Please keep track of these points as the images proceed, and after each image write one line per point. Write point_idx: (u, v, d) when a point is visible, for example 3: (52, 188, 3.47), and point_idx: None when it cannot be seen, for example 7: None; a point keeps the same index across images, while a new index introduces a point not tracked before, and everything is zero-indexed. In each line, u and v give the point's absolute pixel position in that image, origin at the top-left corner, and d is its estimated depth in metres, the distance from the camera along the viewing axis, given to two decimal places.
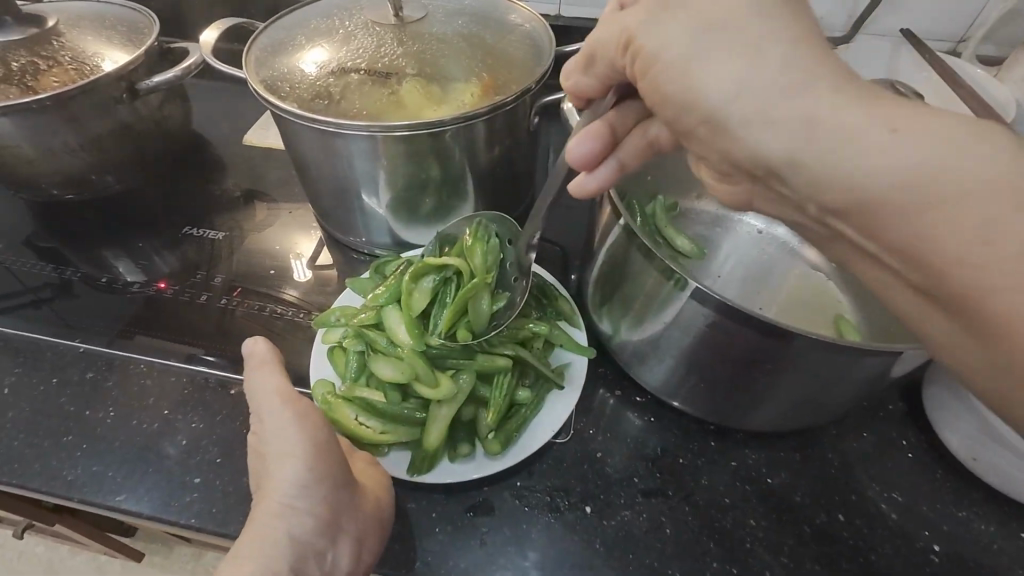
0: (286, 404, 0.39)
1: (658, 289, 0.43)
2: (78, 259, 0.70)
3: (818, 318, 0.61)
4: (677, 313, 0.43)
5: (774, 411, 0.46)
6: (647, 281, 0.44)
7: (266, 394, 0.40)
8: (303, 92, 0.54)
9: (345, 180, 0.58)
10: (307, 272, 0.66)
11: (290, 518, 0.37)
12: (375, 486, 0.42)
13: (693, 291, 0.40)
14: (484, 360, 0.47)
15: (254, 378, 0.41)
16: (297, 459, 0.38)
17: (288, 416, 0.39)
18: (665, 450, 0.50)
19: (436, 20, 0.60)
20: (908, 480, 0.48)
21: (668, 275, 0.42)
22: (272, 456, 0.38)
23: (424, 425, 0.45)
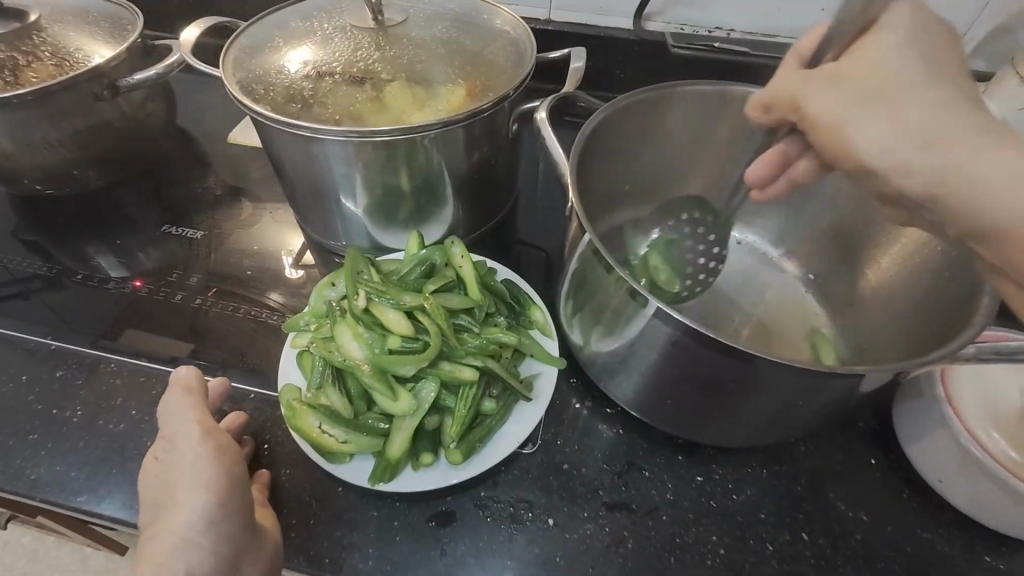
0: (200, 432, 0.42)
1: (622, 306, 0.43)
2: (56, 255, 0.69)
3: (795, 332, 0.61)
4: (642, 330, 0.43)
5: (740, 427, 0.46)
6: (613, 297, 0.44)
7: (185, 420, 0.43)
8: (278, 95, 0.54)
9: (320, 183, 0.57)
10: (295, 270, 0.66)
11: (188, 553, 0.37)
12: (272, 531, 0.43)
13: (656, 310, 0.40)
14: (449, 368, 0.46)
15: (177, 411, 0.44)
16: (206, 486, 0.39)
17: (199, 445, 0.41)
18: (632, 463, 0.50)
19: (416, 24, 0.59)
20: (875, 499, 0.48)
21: (631, 293, 0.41)
22: (180, 488, 0.39)
23: (387, 436, 0.44)
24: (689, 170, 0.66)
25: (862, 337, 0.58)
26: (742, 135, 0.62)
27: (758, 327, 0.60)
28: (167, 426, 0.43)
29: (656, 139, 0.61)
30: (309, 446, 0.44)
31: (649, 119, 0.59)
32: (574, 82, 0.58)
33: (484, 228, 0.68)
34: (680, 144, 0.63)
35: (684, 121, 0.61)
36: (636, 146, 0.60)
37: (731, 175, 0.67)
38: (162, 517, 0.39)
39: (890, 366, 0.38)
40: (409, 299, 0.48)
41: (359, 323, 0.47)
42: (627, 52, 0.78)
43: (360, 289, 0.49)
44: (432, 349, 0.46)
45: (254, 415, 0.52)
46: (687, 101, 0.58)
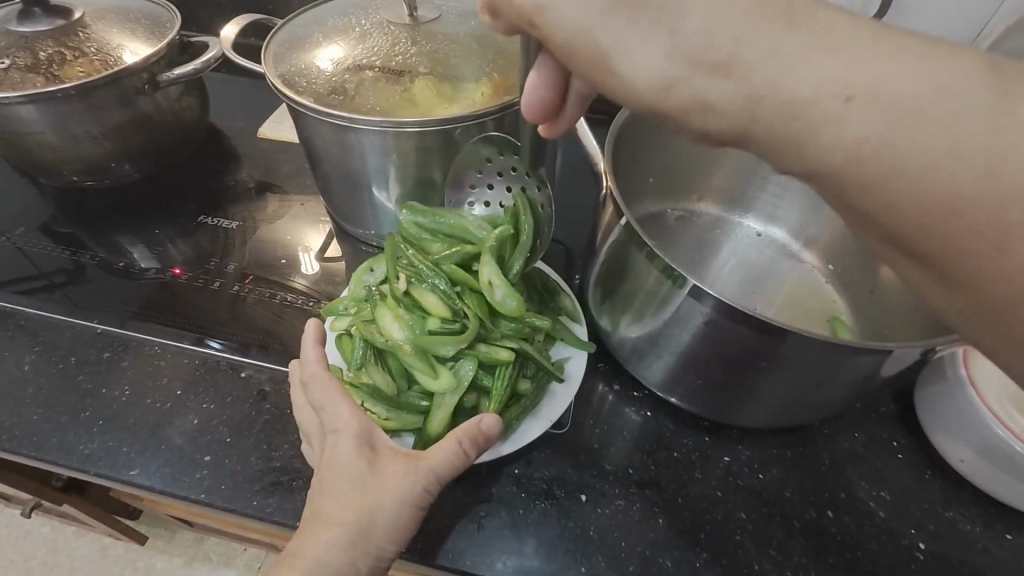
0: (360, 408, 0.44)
1: (657, 287, 0.45)
2: (95, 245, 0.72)
3: (814, 317, 0.63)
4: (674, 310, 0.45)
5: (768, 408, 0.48)
6: (648, 278, 0.45)
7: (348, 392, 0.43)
8: (319, 87, 0.56)
9: (357, 174, 0.60)
10: (315, 264, 0.68)
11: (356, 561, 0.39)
12: None
13: (691, 290, 0.42)
14: (485, 350, 0.47)
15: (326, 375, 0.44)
16: (397, 518, 0.39)
17: (415, 473, 0.40)
18: (661, 443, 0.51)
19: (450, 21, 0.61)
20: (898, 480, 0.49)
21: (666, 273, 0.43)
22: (369, 506, 0.39)
23: (427, 413, 0.46)
24: (709, 164, 0.68)
25: (880, 323, 0.59)
26: None
27: (779, 311, 0.62)
28: (343, 415, 0.42)
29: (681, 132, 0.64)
30: None
31: None
32: None
33: None
34: None
35: None
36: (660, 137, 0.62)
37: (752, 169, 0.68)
38: (341, 517, 0.39)
39: (918, 344, 0.39)
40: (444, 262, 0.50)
41: (399, 306, 0.49)
42: None
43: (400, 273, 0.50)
44: (470, 331, 0.47)
45: None
46: None
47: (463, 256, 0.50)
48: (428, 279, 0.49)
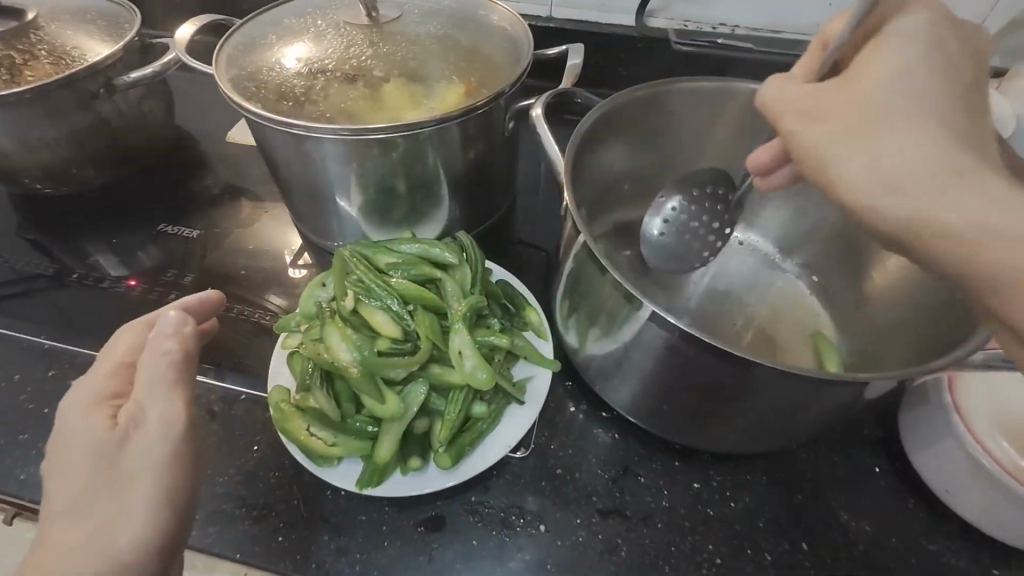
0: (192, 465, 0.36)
1: (616, 307, 0.42)
2: (59, 252, 0.69)
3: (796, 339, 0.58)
4: (635, 332, 0.42)
5: (737, 433, 0.45)
6: (608, 298, 0.43)
7: (168, 388, 0.37)
8: (269, 92, 0.52)
9: (315, 182, 0.57)
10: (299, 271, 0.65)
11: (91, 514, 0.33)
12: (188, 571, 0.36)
13: (650, 313, 0.39)
14: (439, 371, 0.45)
15: (151, 337, 0.39)
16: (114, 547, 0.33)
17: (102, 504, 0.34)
18: (628, 468, 0.48)
19: (411, 21, 0.58)
20: (878, 509, 0.46)
21: (624, 293, 0.41)
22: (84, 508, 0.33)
23: (375, 440, 0.43)
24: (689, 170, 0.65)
25: (868, 341, 0.56)
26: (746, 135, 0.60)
27: (752, 335, 0.58)
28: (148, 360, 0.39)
29: (656, 140, 0.60)
30: (297, 447, 0.44)
31: (650, 118, 0.57)
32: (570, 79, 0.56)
33: (480, 229, 0.67)
34: (682, 142, 0.61)
35: (683, 120, 0.59)
36: (634, 141, 0.59)
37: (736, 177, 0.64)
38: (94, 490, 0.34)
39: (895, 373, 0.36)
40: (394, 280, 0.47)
41: (348, 325, 0.46)
42: (630, 49, 0.77)
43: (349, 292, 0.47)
44: (421, 353, 0.45)
45: (245, 417, 0.51)
46: (693, 99, 0.57)
47: (417, 275, 0.48)
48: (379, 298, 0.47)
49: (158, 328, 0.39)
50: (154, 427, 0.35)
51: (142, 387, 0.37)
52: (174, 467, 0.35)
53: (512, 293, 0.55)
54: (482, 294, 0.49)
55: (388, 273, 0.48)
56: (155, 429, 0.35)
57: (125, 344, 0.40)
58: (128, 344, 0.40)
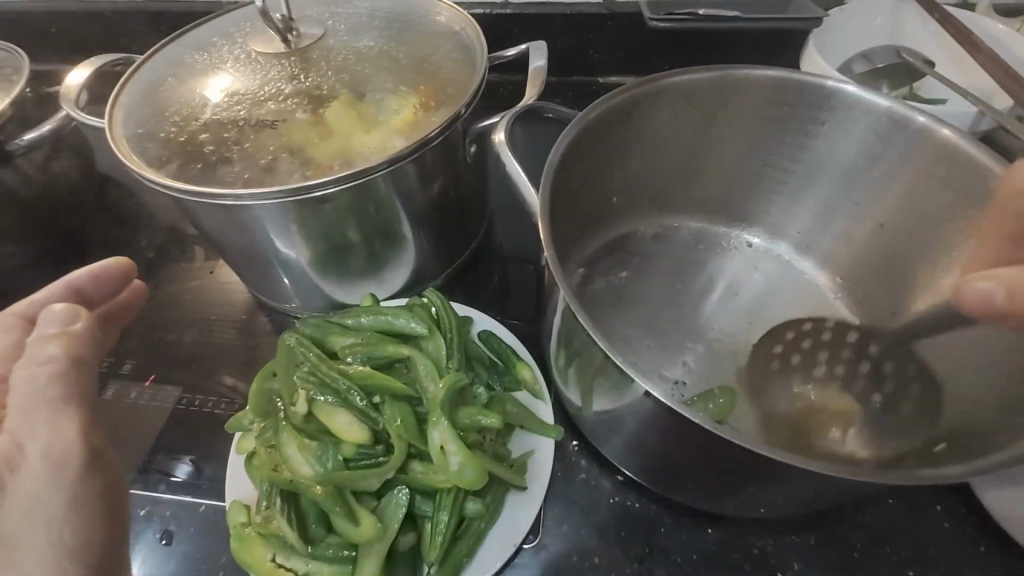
0: (100, 490, 0.36)
1: (610, 375, 0.35)
2: None
3: (816, 377, 0.48)
4: (635, 404, 0.35)
5: (780, 503, 0.38)
6: (598, 365, 0.36)
7: (54, 405, 0.34)
8: (175, 154, 0.43)
9: (252, 246, 0.48)
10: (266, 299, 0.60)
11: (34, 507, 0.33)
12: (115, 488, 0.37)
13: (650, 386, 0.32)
14: (420, 472, 0.38)
15: (34, 339, 0.36)
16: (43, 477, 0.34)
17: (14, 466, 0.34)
18: (655, 546, 0.42)
19: (339, 40, 0.49)
20: (947, 561, 0.40)
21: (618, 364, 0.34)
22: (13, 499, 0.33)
23: (353, 565, 0.36)
24: (686, 173, 0.56)
25: (910, 351, 0.49)
26: (748, 127, 0.52)
27: (754, 374, 0.49)
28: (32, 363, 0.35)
29: (644, 145, 0.52)
30: None
31: (634, 122, 0.49)
32: (537, 86, 0.47)
33: (455, 265, 0.59)
34: (674, 144, 0.53)
35: (673, 119, 0.50)
36: (619, 151, 0.50)
37: (743, 171, 0.55)
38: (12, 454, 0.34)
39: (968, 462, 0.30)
40: (356, 366, 0.40)
41: (305, 430, 0.39)
42: (598, 29, 0.67)
43: (300, 388, 0.40)
44: (396, 456, 0.37)
45: (208, 534, 0.44)
46: (685, 94, 0.49)
47: (381, 356, 0.41)
48: (339, 391, 0.39)
49: (41, 329, 0.36)
50: (35, 459, 0.34)
51: (20, 411, 0.34)
52: (71, 503, 0.34)
53: (499, 348, 0.47)
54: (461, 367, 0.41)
55: (347, 358, 0.40)
56: (40, 459, 0.34)
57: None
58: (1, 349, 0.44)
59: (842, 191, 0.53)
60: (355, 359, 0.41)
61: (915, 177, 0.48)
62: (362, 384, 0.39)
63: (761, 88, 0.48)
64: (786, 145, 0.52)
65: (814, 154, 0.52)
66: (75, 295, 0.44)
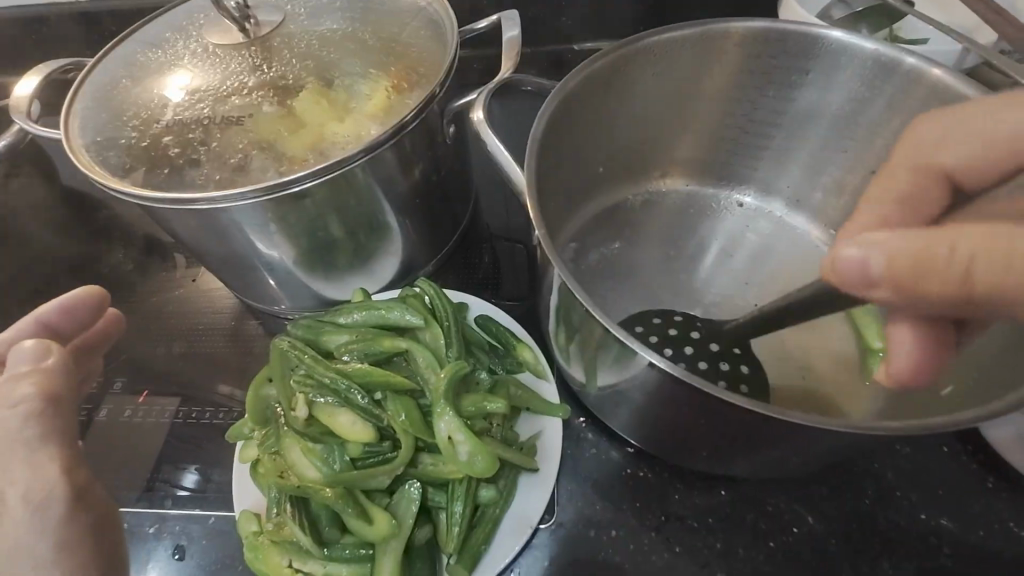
0: (90, 532, 0.32)
1: (612, 349, 0.34)
2: None
3: (816, 332, 0.48)
4: (642, 377, 0.34)
5: (792, 461, 0.38)
6: (598, 341, 0.35)
7: (31, 446, 0.31)
8: (140, 161, 0.41)
9: (233, 250, 0.46)
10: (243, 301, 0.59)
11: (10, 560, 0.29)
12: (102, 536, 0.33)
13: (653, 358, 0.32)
14: (429, 465, 0.37)
15: (5, 380, 0.33)
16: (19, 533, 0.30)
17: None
18: (670, 513, 0.42)
19: (300, 25, 0.46)
20: (957, 499, 0.41)
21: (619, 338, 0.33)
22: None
23: (371, 564, 0.36)
24: (672, 135, 0.55)
25: None
26: (732, 82, 0.50)
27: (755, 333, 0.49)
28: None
29: (627, 111, 0.50)
30: None
31: (616, 88, 0.47)
32: (513, 58, 0.45)
33: (444, 251, 0.58)
34: (657, 107, 0.51)
35: (654, 81, 0.49)
36: (602, 119, 0.49)
37: (729, 127, 0.54)
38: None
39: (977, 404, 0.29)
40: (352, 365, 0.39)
41: (307, 434, 0.38)
42: None
43: (297, 392, 0.39)
44: (403, 451, 0.37)
45: (221, 546, 0.44)
46: (666, 52, 0.47)
47: (377, 352, 0.40)
48: (337, 392, 0.38)
49: (10, 370, 0.33)
50: (14, 503, 0.30)
51: None
52: (60, 546, 0.30)
53: (496, 332, 0.46)
54: (461, 355, 0.40)
55: (342, 357, 0.39)
56: (19, 504, 0.30)
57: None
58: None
59: (832, 142, 0.52)
60: (351, 357, 0.40)
61: (905, 121, 0.47)
62: (360, 382, 0.38)
63: (742, 41, 0.47)
64: (770, 99, 0.51)
65: (799, 105, 0.51)
66: (44, 330, 0.42)
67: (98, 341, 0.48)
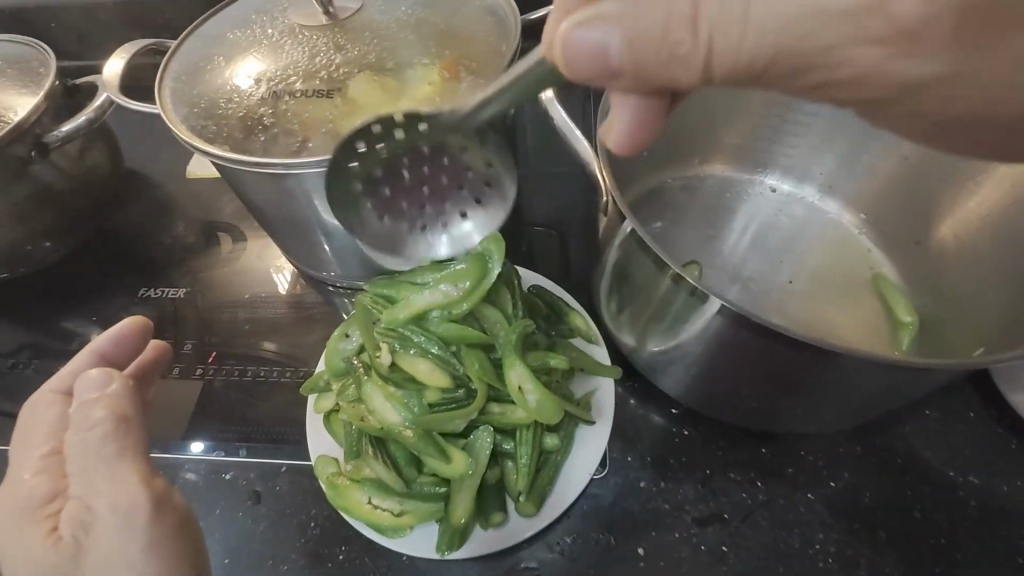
0: (176, 533, 0.36)
1: (674, 303, 0.38)
2: (37, 327, 0.63)
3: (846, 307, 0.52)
4: (700, 331, 0.38)
5: (834, 417, 0.41)
6: (662, 296, 0.38)
7: (110, 463, 0.35)
8: (233, 130, 0.44)
9: (308, 218, 0.49)
10: (287, 281, 0.61)
11: (118, 560, 0.34)
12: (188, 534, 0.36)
13: (717, 306, 0.35)
14: (499, 412, 0.41)
15: (77, 407, 0.36)
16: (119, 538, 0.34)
17: (101, 527, 0.34)
18: (714, 466, 0.45)
19: (376, 10, 0.50)
20: (984, 458, 0.44)
21: (684, 291, 0.36)
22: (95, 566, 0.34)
23: (447, 501, 0.39)
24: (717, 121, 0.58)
25: (935, 276, 0.52)
26: None
27: (790, 304, 0.52)
28: (78, 436, 0.36)
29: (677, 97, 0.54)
30: (362, 523, 0.40)
31: None
32: None
33: None
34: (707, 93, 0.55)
35: None
36: None
37: (770, 113, 0.57)
38: (78, 512, 0.35)
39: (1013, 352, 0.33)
40: (428, 321, 0.42)
41: (387, 382, 0.41)
42: None
43: (381, 343, 0.43)
44: (478, 398, 0.40)
45: (293, 491, 0.47)
46: None
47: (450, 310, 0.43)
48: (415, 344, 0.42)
49: (81, 397, 0.37)
50: (104, 514, 0.34)
51: (80, 474, 0.35)
52: (149, 544, 0.34)
53: (551, 299, 0.50)
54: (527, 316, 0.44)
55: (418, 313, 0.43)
56: (108, 514, 0.34)
57: (43, 431, 0.39)
58: (48, 424, 0.39)
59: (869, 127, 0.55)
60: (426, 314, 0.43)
61: None
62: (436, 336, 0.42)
63: None
64: None
65: None
66: (100, 358, 0.45)
67: (154, 369, 0.49)
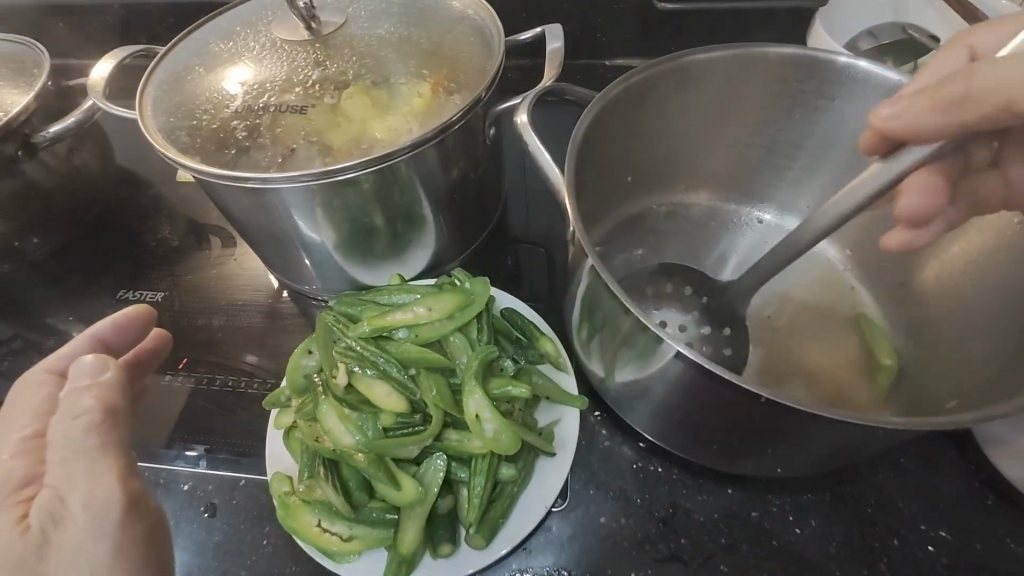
0: (143, 536, 0.35)
1: (635, 340, 0.37)
2: (17, 322, 0.63)
3: (825, 347, 0.51)
4: (661, 369, 0.37)
5: (799, 463, 0.39)
6: (624, 332, 0.37)
7: (89, 457, 0.34)
8: (207, 142, 0.44)
9: (281, 230, 0.49)
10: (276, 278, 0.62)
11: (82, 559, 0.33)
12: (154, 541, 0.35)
13: (675, 350, 0.34)
14: (456, 440, 0.40)
15: (67, 392, 0.35)
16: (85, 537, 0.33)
17: (73, 520, 0.33)
18: (677, 506, 0.44)
19: (359, 27, 0.50)
20: (957, 513, 0.42)
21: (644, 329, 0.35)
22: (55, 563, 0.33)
23: (396, 529, 0.38)
24: (701, 150, 0.57)
25: (919, 320, 0.51)
26: (761, 105, 0.53)
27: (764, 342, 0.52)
28: (65, 422, 0.35)
29: (662, 124, 0.53)
30: (310, 546, 0.39)
31: (650, 103, 0.50)
32: (555, 69, 0.48)
33: (473, 246, 0.60)
34: (691, 121, 0.54)
35: (690, 99, 0.52)
36: (636, 130, 0.52)
37: (755, 144, 0.56)
38: (50, 502, 0.33)
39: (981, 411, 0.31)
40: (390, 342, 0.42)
41: (344, 403, 0.41)
42: (604, 10, 0.67)
43: (339, 362, 0.42)
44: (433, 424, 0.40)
45: (250, 506, 0.46)
46: (697, 72, 0.50)
47: (413, 332, 0.43)
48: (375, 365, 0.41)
49: (73, 382, 0.36)
50: (78, 510, 0.33)
51: (59, 465, 0.34)
52: (116, 545, 0.33)
53: (521, 324, 0.49)
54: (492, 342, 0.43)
55: (381, 334, 0.43)
56: (80, 511, 0.33)
57: (28, 413, 0.38)
58: (35, 405, 0.38)
59: (854, 164, 0.54)
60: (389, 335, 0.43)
61: None
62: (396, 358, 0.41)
63: (772, 65, 0.50)
64: (796, 122, 0.54)
65: (822, 128, 0.53)
66: (98, 344, 0.44)
67: (149, 359, 0.50)
